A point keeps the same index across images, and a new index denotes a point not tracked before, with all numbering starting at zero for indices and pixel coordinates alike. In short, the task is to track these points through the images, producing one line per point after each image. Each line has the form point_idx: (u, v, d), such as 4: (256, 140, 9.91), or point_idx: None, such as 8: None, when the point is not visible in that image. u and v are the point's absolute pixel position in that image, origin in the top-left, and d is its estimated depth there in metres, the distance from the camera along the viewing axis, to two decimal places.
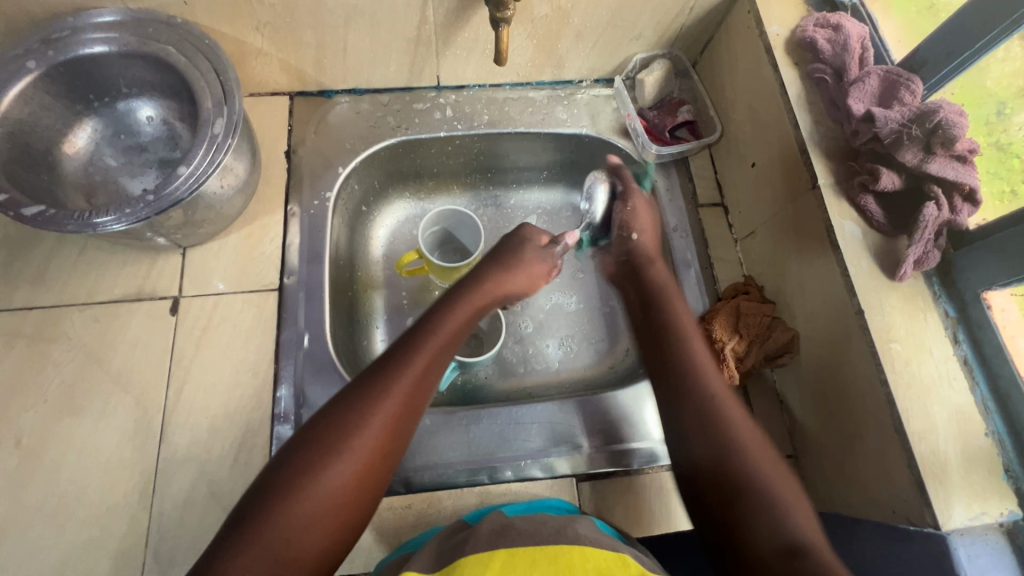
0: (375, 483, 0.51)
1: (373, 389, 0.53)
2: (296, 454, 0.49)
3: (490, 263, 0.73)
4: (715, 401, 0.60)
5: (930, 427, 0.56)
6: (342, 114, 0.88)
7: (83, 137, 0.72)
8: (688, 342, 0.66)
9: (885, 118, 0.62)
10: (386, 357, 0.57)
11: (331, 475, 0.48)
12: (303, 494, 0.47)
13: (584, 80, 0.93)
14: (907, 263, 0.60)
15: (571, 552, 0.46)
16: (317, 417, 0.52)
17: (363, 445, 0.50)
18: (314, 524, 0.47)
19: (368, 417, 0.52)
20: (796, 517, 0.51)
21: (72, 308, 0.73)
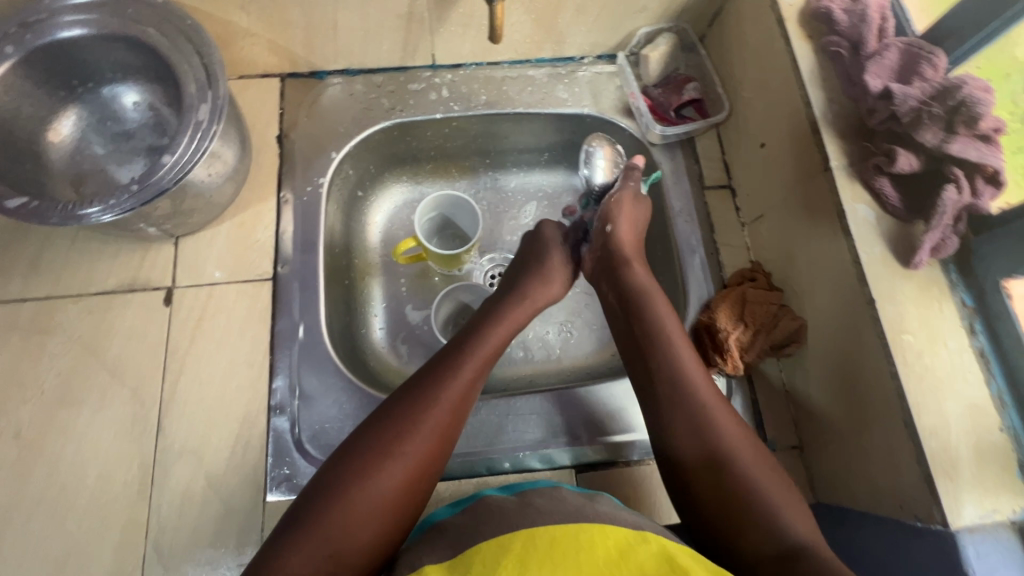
0: (423, 486, 0.52)
1: (420, 396, 0.55)
2: (349, 457, 0.51)
3: (521, 273, 0.74)
4: (705, 414, 0.58)
5: (941, 422, 0.53)
6: (334, 96, 0.85)
7: (67, 125, 0.70)
8: (670, 348, 0.63)
9: (903, 95, 0.58)
10: (432, 365, 0.59)
11: (382, 477, 0.50)
12: (357, 494, 0.48)
13: (585, 56, 0.89)
14: (922, 250, 0.57)
15: (590, 526, 0.46)
16: (367, 424, 0.54)
17: (414, 449, 0.52)
18: (365, 525, 0.48)
19: (417, 422, 0.53)
20: (788, 518, 0.52)
21: (66, 300, 0.72)
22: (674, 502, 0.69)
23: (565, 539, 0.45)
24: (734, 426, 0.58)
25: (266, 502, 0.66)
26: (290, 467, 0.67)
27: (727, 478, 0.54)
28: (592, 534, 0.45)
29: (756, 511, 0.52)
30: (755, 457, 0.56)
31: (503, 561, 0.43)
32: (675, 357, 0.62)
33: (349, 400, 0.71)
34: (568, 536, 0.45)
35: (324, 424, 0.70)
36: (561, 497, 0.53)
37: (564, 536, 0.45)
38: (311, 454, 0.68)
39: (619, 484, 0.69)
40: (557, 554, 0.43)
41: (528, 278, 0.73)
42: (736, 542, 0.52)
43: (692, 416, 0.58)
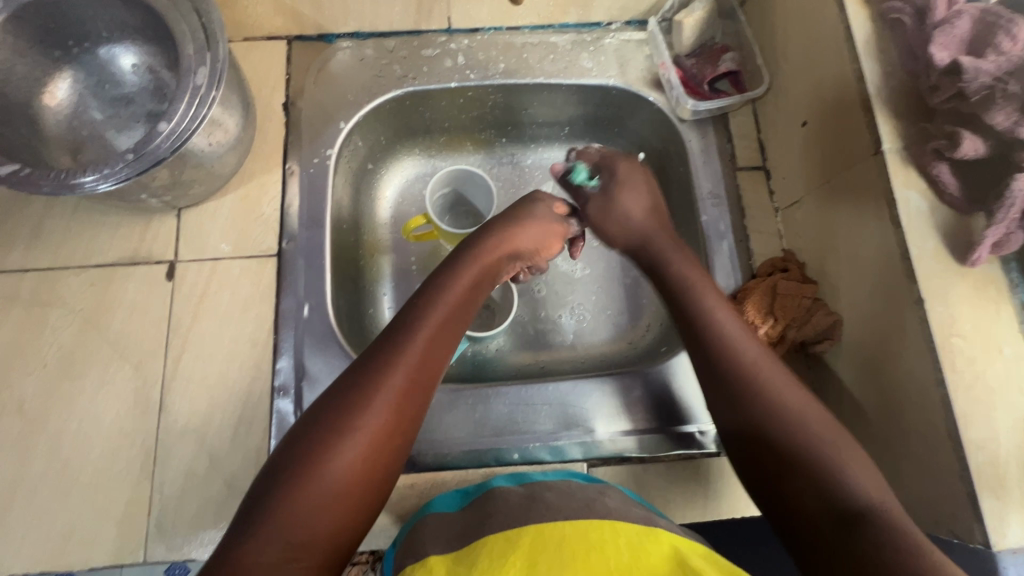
0: (388, 460, 0.47)
1: (374, 366, 0.49)
2: (301, 438, 0.46)
3: (493, 221, 0.66)
4: (751, 373, 0.53)
5: (991, 435, 0.49)
6: (344, 62, 0.80)
7: (63, 88, 0.67)
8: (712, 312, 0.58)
9: (975, 69, 0.51)
10: (387, 332, 0.53)
11: (337, 457, 0.45)
12: (311, 480, 0.44)
13: (613, 22, 0.83)
14: (982, 246, 0.52)
15: (601, 524, 0.43)
16: (320, 401, 0.49)
17: (371, 423, 0.47)
18: (328, 506, 0.44)
19: (373, 393, 0.48)
20: (860, 482, 0.45)
21: (68, 271, 0.70)
22: (692, 500, 0.66)
23: (574, 536, 0.42)
24: (794, 391, 0.52)
25: None
26: None
27: (779, 440, 0.49)
28: (602, 529, 0.43)
29: (817, 469, 0.46)
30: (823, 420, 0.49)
31: (511, 556, 0.41)
32: (718, 321, 0.57)
33: None
34: (577, 533, 0.42)
35: None
36: (570, 491, 0.51)
37: (572, 532, 0.42)
38: None
39: (632, 480, 0.66)
40: (565, 550, 0.41)
41: (502, 229, 0.65)
42: (783, 491, 0.48)
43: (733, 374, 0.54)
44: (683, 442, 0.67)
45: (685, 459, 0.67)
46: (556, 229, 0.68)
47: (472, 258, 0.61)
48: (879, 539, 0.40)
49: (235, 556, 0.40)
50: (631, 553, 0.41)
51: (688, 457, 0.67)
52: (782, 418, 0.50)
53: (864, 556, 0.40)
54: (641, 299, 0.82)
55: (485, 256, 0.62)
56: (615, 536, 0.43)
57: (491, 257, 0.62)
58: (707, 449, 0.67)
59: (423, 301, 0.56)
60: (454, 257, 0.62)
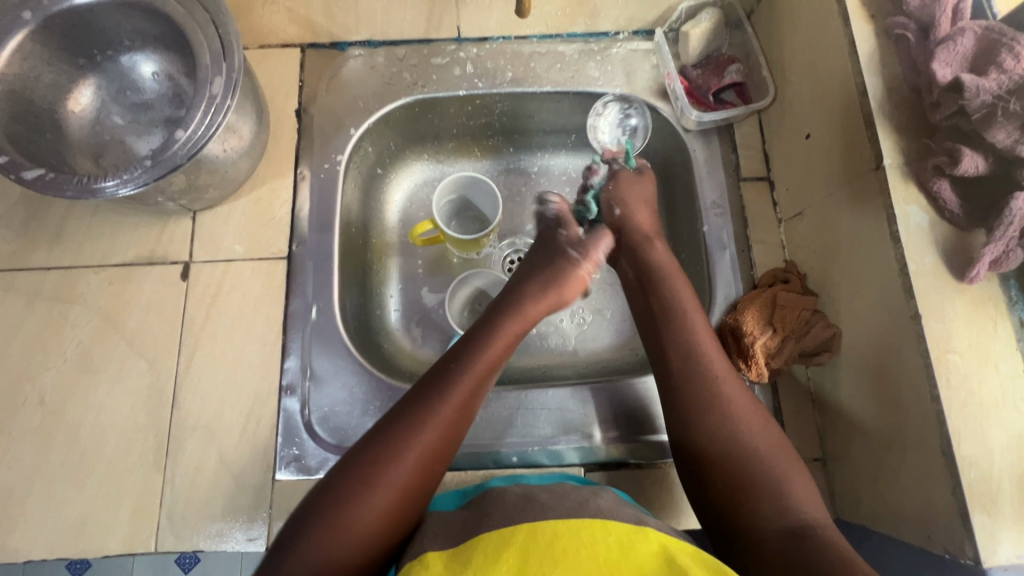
0: (417, 504, 0.51)
1: (425, 405, 0.53)
2: (341, 478, 0.49)
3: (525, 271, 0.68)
4: (719, 390, 0.56)
5: (985, 452, 0.49)
6: (355, 69, 0.82)
7: (86, 95, 0.70)
8: (688, 326, 0.60)
9: (975, 87, 0.51)
10: (438, 370, 0.57)
11: (372, 502, 0.48)
12: (346, 516, 0.47)
13: (621, 32, 0.84)
14: (980, 263, 0.52)
15: (591, 520, 0.44)
16: (356, 449, 0.52)
17: (404, 475, 0.50)
18: (356, 541, 0.47)
19: (423, 431, 0.52)
20: (797, 498, 0.50)
21: (88, 270, 0.73)
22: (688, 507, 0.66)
23: (566, 534, 0.43)
24: (750, 411, 0.55)
25: (275, 480, 0.66)
26: (299, 447, 0.68)
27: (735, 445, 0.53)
28: (592, 528, 0.43)
29: (761, 486, 0.50)
30: (774, 444, 0.54)
31: (504, 555, 0.42)
32: (698, 338, 0.60)
33: (358, 384, 0.70)
34: (568, 533, 0.43)
35: (333, 407, 0.69)
36: (563, 492, 0.52)
37: (563, 529, 0.43)
38: (320, 436, 0.68)
39: (629, 484, 0.67)
40: (556, 549, 0.42)
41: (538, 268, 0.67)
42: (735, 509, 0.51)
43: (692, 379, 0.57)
44: None
45: None
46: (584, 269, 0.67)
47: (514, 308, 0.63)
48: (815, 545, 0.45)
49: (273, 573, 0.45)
50: (619, 550, 0.42)
51: None
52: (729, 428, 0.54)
53: (805, 556, 0.45)
54: None
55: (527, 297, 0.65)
56: (604, 533, 0.43)
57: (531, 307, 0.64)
58: None
59: (473, 343, 0.59)
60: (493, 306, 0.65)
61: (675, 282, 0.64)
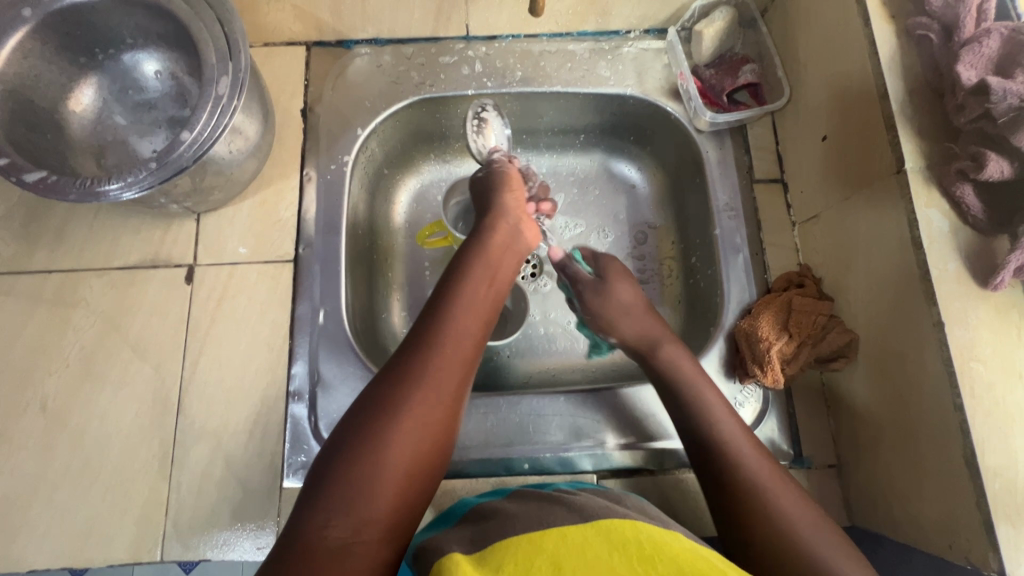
0: (439, 440, 0.49)
1: (427, 336, 0.53)
2: (354, 421, 0.48)
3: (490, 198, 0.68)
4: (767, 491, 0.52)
5: (1010, 462, 0.48)
6: (362, 68, 0.80)
7: (88, 94, 0.68)
8: (721, 428, 0.58)
9: (1003, 90, 0.50)
10: (429, 304, 0.56)
11: (392, 440, 0.46)
12: (369, 455, 0.45)
13: (632, 31, 0.82)
14: (1005, 270, 0.51)
15: (622, 522, 0.44)
16: (361, 399, 0.49)
17: (418, 405, 0.48)
18: (384, 482, 0.45)
19: (429, 360, 0.51)
20: None
21: (90, 273, 0.72)
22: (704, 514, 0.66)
23: (595, 537, 0.42)
24: (806, 513, 0.50)
25: (283, 488, 0.65)
26: (307, 454, 0.67)
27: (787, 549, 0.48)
28: (622, 529, 0.43)
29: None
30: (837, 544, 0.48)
31: (535, 560, 0.40)
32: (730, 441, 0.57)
33: None
34: (597, 535, 0.42)
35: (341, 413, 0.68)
36: (589, 496, 0.51)
37: (593, 533, 0.42)
38: None
39: (643, 490, 0.67)
40: (590, 552, 0.40)
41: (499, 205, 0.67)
42: None
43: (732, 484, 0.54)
44: None
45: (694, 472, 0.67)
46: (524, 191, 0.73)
47: (487, 239, 0.63)
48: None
49: (302, 533, 0.42)
50: (652, 547, 0.41)
51: None
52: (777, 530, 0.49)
53: None
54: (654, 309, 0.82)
55: (500, 215, 0.66)
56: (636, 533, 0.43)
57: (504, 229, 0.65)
58: None
59: (460, 272, 0.59)
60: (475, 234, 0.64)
61: (697, 384, 0.61)
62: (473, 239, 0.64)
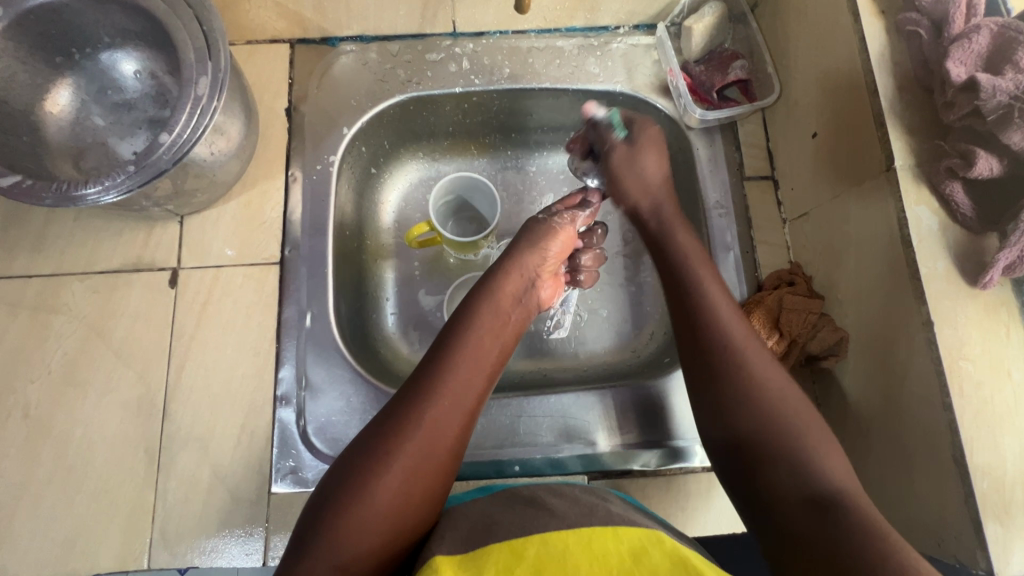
0: (433, 487, 0.49)
1: (428, 386, 0.52)
2: (348, 469, 0.48)
3: (517, 237, 0.67)
4: (739, 354, 0.54)
5: (997, 460, 0.48)
6: (347, 65, 0.79)
7: (65, 95, 0.66)
8: (704, 290, 0.58)
9: (992, 87, 0.49)
10: (433, 352, 0.56)
11: (383, 486, 0.46)
12: (359, 503, 0.45)
13: (621, 27, 0.81)
14: (994, 269, 0.51)
15: (602, 530, 0.43)
16: (357, 444, 0.50)
17: (413, 454, 0.48)
18: (372, 528, 0.45)
19: (426, 411, 0.50)
20: (826, 470, 0.47)
21: (71, 278, 0.70)
22: (694, 515, 0.65)
23: (576, 546, 0.41)
24: (774, 375, 0.53)
25: (271, 493, 0.65)
26: (295, 459, 0.66)
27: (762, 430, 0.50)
28: (604, 538, 0.43)
29: (787, 449, 0.48)
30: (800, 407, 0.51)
31: (516, 565, 0.40)
32: (716, 302, 0.58)
33: (355, 394, 0.68)
34: (578, 544, 0.42)
35: (330, 417, 0.67)
36: (574, 498, 0.51)
37: (573, 541, 0.42)
38: (316, 447, 0.66)
39: (635, 489, 0.67)
40: (569, 564, 0.40)
41: (523, 249, 0.65)
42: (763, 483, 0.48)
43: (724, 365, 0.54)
44: (685, 455, 0.67)
45: (686, 473, 0.67)
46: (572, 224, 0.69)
47: (499, 281, 0.62)
48: (845, 523, 0.42)
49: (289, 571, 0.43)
50: (632, 559, 0.41)
51: (688, 473, 0.67)
52: (762, 407, 0.51)
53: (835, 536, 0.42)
54: (646, 308, 0.81)
55: (521, 258, 0.64)
56: (616, 543, 0.42)
57: (516, 271, 0.64)
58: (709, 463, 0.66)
59: (468, 318, 0.59)
60: (485, 275, 0.64)
61: (701, 271, 0.60)
62: (483, 282, 0.63)
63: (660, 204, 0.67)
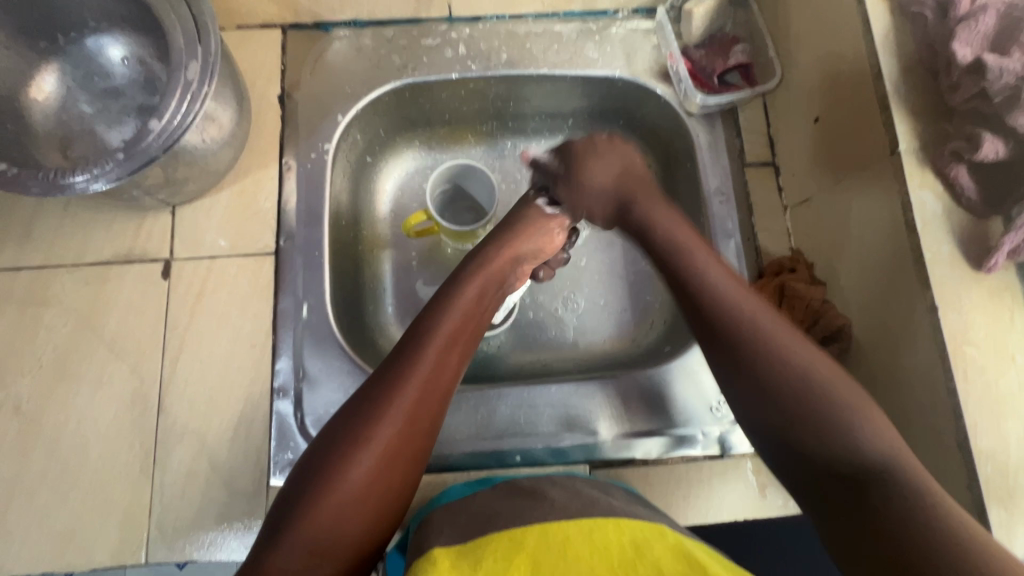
0: (406, 469, 0.48)
1: (400, 368, 0.50)
2: (320, 454, 0.47)
3: (495, 226, 0.66)
4: (757, 330, 0.49)
5: (1001, 445, 0.48)
6: (341, 51, 0.77)
7: (50, 82, 0.64)
8: (704, 273, 0.53)
9: (1000, 68, 0.49)
10: (410, 332, 0.54)
11: (354, 471, 0.45)
12: (331, 490, 0.44)
13: (620, 11, 0.80)
14: (999, 253, 0.50)
15: (606, 520, 0.43)
16: (329, 428, 0.48)
17: (384, 437, 0.47)
18: (345, 513, 0.44)
19: (399, 394, 0.49)
20: (867, 436, 0.43)
21: (62, 270, 0.69)
22: (696, 504, 0.65)
23: (577, 536, 0.41)
24: (802, 348, 0.48)
25: (270, 486, 0.64)
26: (293, 452, 0.65)
27: (781, 403, 0.46)
28: (607, 528, 0.42)
29: (829, 423, 0.44)
30: (831, 370, 0.46)
31: (515, 558, 0.40)
32: (718, 285, 0.52)
33: (353, 385, 0.67)
34: (578, 533, 0.41)
35: (328, 409, 0.66)
36: (575, 489, 0.50)
37: (575, 531, 0.42)
38: (314, 440, 0.65)
39: (637, 479, 0.66)
40: (570, 553, 0.40)
41: (500, 239, 0.63)
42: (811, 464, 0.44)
43: (725, 325, 0.50)
44: (686, 444, 0.67)
45: (687, 461, 0.66)
46: (556, 232, 0.67)
47: (476, 266, 0.60)
48: (892, 498, 0.39)
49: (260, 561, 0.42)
50: (636, 551, 0.40)
51: (689, 461, 0.67)
52: (802, 386, 0.46)
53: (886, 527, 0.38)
54: (646, 297, 0.81)
55: (497, 247, 0.62)
56: (619, 534, 0.42)
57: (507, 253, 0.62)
58: (711, 451, 0.66)
59: (444, 300, 0.57)
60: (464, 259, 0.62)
61: (699, 253, 0.55)
62: (468, 262, 0.61)
63: (631, 200, 0.62)
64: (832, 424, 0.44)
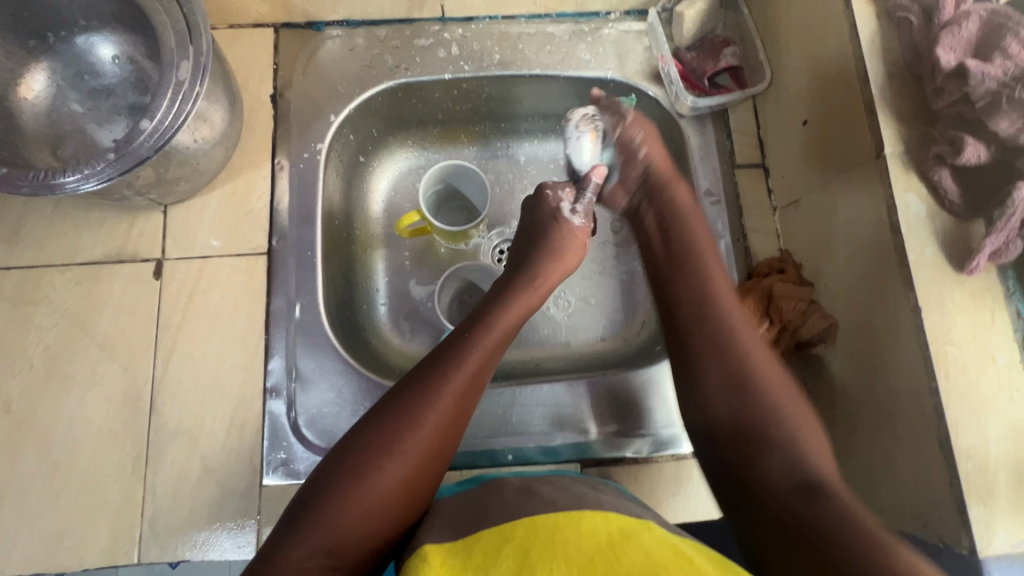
0: (431, 478, 0.49)
1: (439, 377, 0.52)
2: (352, 451, 0.48)
3: (528, 241, 0.68)
4: (729, 338, 0.56)
5: (981, 443, 0.49)
6: (334, 51, 0.77)
7: (39, 81, 0.64)
8: (705, 275, 0.61)
9: (981, 74, 0.50)
10: (453, 338, 0.56)
11: (385, 474, 0.46)
12: (358, 490, 0.45)
13: (612, 12, 0.80)
14: (981, 254, 0.51)
15: (592, 513, 0.43)
16: (363, 425, 0.50)
17: (417, 445, 0.48)
18: (368, 514, 0.45)
19: (435, 404, 0.50)
20: (813, 457, 0.49)
21: (52, 270, 0.69)
22: (685, 501, 0.66)
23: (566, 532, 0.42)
24: (768, 364, 0.55)
25: (263, 486, 0.64)
26: (286, 451, 0.65)
27: (731, 415, 0.53)
28: (595, 518, 0.43)
29: (776, 432, 0.50)
30: (794, 403, 0.52)
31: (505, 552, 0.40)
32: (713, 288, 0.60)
33: (347, 385, 0.67)
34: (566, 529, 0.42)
35: (321, 409, 0.67)
36: (564, 486, 0.51)
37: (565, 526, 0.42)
38: (307, 439, 0.66)
39: (628, 476, 0.67)
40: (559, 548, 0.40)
41: (536, 259, 0.66)
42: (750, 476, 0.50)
43: (706, 328, 0.58)
44: (675, 442, 0.67)
45: (678, 459, 0.67)
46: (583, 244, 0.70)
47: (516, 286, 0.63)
48: (828, 513, 0.43)
49: (277, 551, 0.43)
50: (621, 535, 0.41)
51: (678, 459, 0.68)
52: (760, 400, 0.52)
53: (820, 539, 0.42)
54: (637, 296, 0.81)
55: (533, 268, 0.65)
56: (606, 524, 0.43)
57: (553, 277, 0.66)
58: None
59: (487, 315, 0.59)
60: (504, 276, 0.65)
61: (705, 256, 0.64)
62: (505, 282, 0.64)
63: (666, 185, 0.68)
64: (782, 437, 0.50)
